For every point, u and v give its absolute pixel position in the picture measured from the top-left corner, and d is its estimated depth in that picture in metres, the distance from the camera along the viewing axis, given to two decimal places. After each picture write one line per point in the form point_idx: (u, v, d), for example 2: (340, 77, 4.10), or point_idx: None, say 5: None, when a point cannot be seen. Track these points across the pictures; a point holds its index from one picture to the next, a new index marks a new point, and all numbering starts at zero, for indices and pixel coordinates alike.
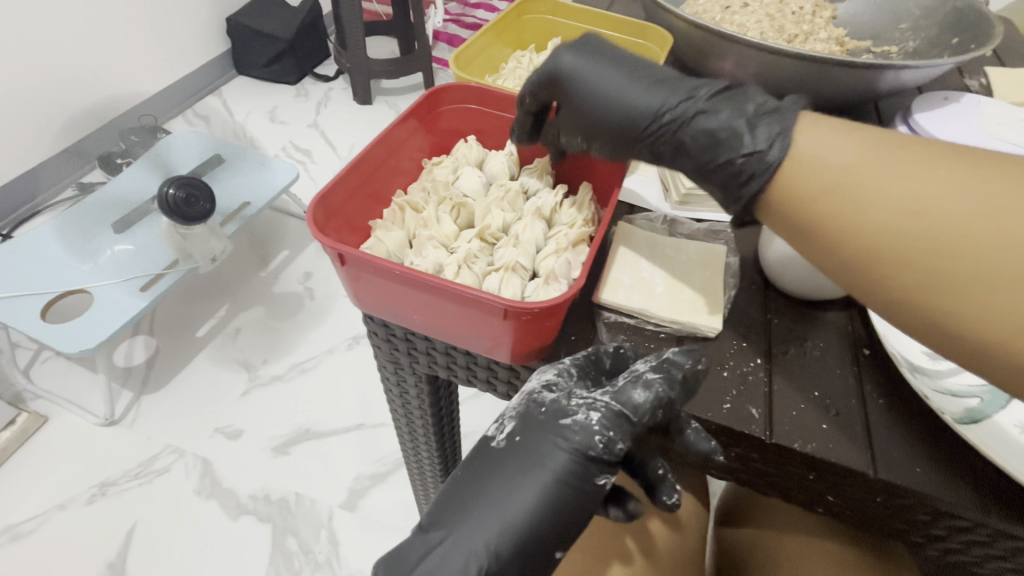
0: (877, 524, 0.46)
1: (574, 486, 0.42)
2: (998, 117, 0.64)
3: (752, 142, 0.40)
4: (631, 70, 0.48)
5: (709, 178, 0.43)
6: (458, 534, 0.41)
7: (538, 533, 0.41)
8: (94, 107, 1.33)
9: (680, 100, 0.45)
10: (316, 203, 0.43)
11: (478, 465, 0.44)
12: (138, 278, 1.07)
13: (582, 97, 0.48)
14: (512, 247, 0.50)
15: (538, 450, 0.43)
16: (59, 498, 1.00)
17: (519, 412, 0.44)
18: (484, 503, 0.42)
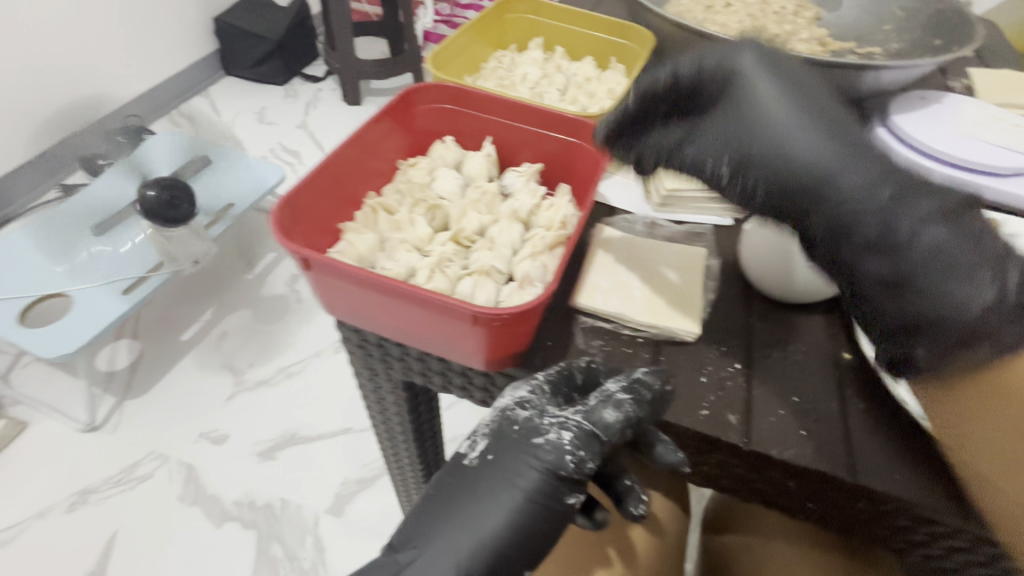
0: (862, 533, 0.45)
1: (545, 504, 0.42)
2: (975, 117, 0.66)
3: (993, 286, 0.32)
4: (834, 126, 0.39)
5: (901, 292, 0.35)
6: (427, 551, 0.41)
7: (508, 553, 0.41)
8: (79, 106, 1.30)
9: (905, 203, 0.35)
10: (282, 207, 0.43)
11: (450, 483, 0.44)
12: (120, 281, 1.05)
13: (762, 172, 0.40)
14: (487, 250, 0.48)
15: (510, 469, 0.43)
16: (40, 505, 0.98)
17: (492, 430, 0.44)
18: (455, 521, 0.42)
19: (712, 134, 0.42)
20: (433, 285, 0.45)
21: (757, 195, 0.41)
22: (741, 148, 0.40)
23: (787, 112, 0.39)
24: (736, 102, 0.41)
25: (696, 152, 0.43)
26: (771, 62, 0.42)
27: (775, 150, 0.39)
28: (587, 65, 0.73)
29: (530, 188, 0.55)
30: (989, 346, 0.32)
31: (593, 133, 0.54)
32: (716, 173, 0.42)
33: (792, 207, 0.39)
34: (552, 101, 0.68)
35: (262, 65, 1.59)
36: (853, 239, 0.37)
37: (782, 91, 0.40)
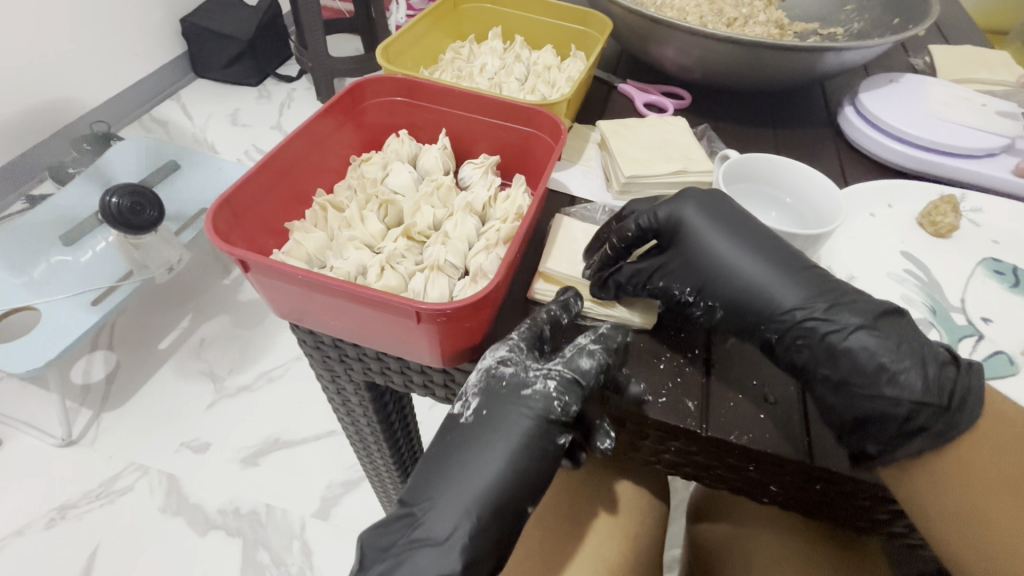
0: (822, 512, 0.45)
1: (540, 449, 0.42)
2: (943, 98, 0.65)
3: (919, 381, 0.40)
4: (770, 250, 0.46)
5: (846, 402, 0.42)
6: (436, 505, 0.42)
7: (513, 500, 0.42)
8: (45, 111, 1.25)
9: (819, 309, 0.43)
10: (218, 208, 0.42)
11: (448, 443, 0.44)
12: (89, 291, 1.02)
13: (725, 295, 0.46)
14: (440, 244, 0.48)
15: (503, 421, 0.43)
16: (17, 523, 0.96)
17: (481, 387, 0.44)
18: (456, 476, 0.42)
19: (677, 271, 0.47)
20: (384, 282, 0.44)
21: (721, 318, 0.46)
22: (704, 281, 0.46)
23: (733, 244, 0.46)
24: (690, 240, 0.47)
25: (666, 284, 0.47)
26: (712, 201, 0.48)
27: (732, 281, 0.45)
28: (547, 53, 0.72)
29: (487, 180, 0.54)
30: (923, 435, 0.40)
31: (547, 121, 0.53)
32: (681, 298, 0.47)
33: (755, 332, 0.45)
34: (510, 91, 0.67)
35: (233, 66, 1.56)
36: (801, 356, 0.43)
37: (725, 228, 0.47)
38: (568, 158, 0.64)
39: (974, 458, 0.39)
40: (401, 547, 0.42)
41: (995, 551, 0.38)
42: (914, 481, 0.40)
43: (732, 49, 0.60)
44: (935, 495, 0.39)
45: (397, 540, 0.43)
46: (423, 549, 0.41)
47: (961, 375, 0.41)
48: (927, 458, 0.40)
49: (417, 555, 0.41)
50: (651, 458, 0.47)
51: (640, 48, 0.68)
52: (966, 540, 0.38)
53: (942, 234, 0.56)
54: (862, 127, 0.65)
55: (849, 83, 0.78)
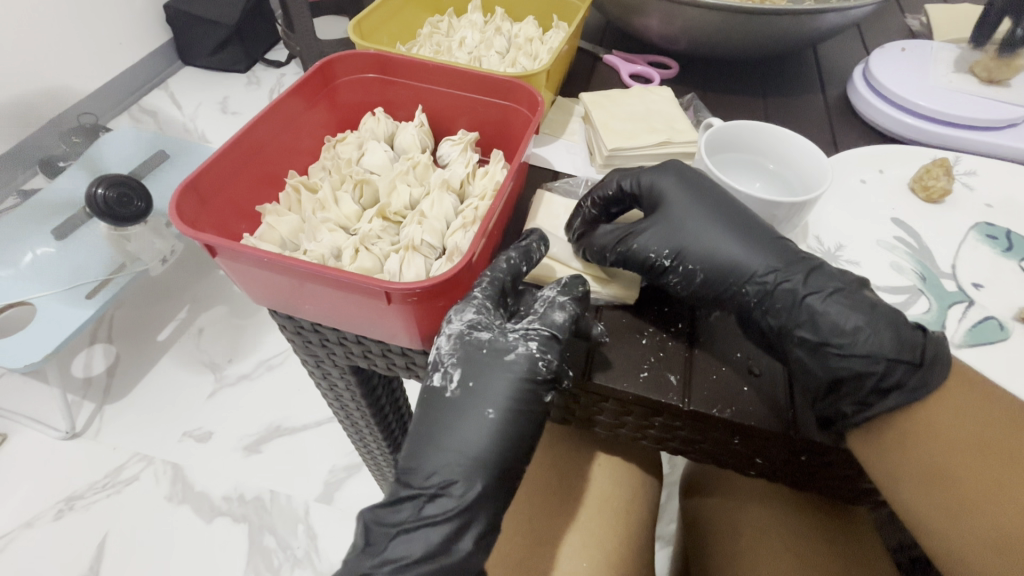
0: (809, 482, 0.45)
1: (528, 413, 0.42)
2: (953, 67, 0.63)
3: (891, 340, 0.40)
4: (743, 222, 0.45)
5: (822, 365, 0.41)
6: (442, 480, 0.42)
7: (506, 460, 0.42)
8: (30, 104, 1.23)
9: (788, 272, 0.43)
10: (182, 192, 0.40)
11: (432, 416, 0.43)
12: (82, 286, 1.01)
13: (700, 259, 0.44)
14: (417, 224, 0.46)
15: (492, 391, 0.42)
16: (25, 515, 0.97)
17: (458, 355, 0.42)
18: (450, 446, 0.42)
19: (653, 234, 0.45)
20: (359, 264, 0.44)
21: (699, 283, 0.44)
22: (683, 246, 0.45)
23: (710, 211, 0.45)
24: (669, 207, 0.46)
25: (642, 242, 0.45)
26: (689, 173, 0.47)
27: (708, 248, 0.44)
28: (528, 24, 0.69)
29: (466, 157, 0.52)
30: (897, 393, 0.39)
31: (523, 94, 0.51)
32: (656, 263, 0.44)
33: (730, 300, 0.44)
34: (490, 64, 0.65)
35: (220, 53, 1.52)
36: (776, 323, 0.43)
37: (702, 195, 0.46)
38: (550, 132, 0.62)
39: (938, 425, 0.38)
40: (412, 524, 0.42)
41: (960, 513, 0.37)
42: (885, 449, 0.39)
43: (709, 15, 0.58)
44: (907, 460, 0.38)
45: (406, 518, 0.43)
46: (435, 524, 0.41)
47: (929, 339, 0.40)
48: (896, 418, 0.39)
49: (429, 529, 0.42)
50: (637, 433, 0.47)
51: (623, 17, 0.66)
52: (937, 505, 0.38)
53: (934, 199, 0.55)
54: (872, 100, 0.62)
55: (849, 46, 0.75)
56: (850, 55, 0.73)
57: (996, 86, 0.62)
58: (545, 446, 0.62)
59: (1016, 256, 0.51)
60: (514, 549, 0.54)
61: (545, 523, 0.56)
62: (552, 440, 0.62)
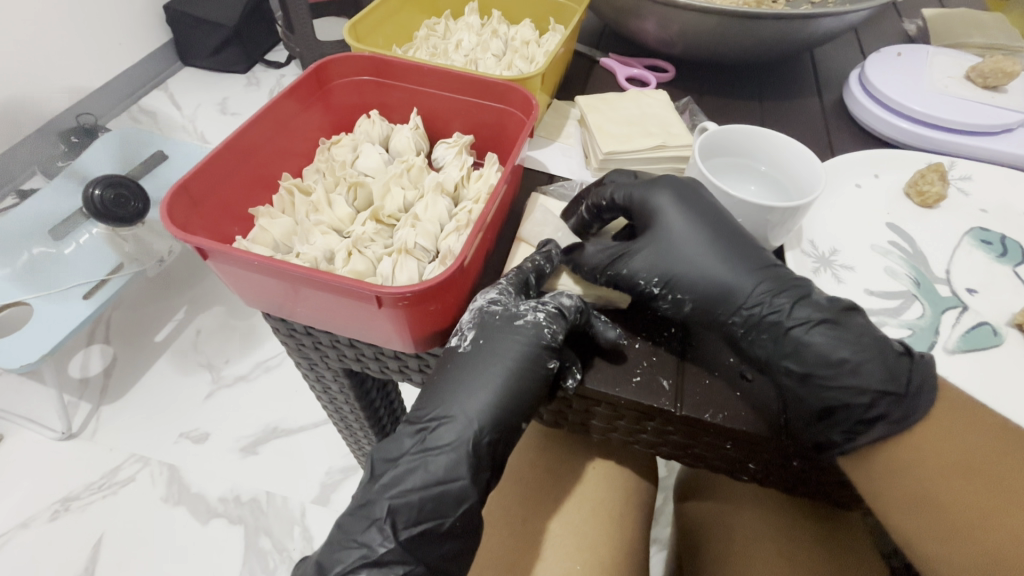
0: (800, 488, 0.45)
1: (530, 377, 0.41)
2: (948, 73, 0.63)
3: (879, 372, 0.40)
4: (736, 243, 0.44)
5: (812, 394, 0.41)
6: (445, 416, 0.41)
7: (512, 413, 0.41)
8: (29, 103, 1.23)
9: (774, 302, 0.42)
10: (173, 193, 0.40)
11: (444, 370, 0.43)
12: (79, 286, 1.01)
13: (688, 288, 0.44)
14: (410, 227, 0.46)
15: (500, 353, 0.42)
16: (21, 516, 0.97)
17: (476, 322, 0.43)
18: (456, 396, 0.42)
19: (646, 257, 0.45)
20: (351, 268, 0.43)
21: (694, 309, 0.44)
22: (674, 273, 0.44)
23: (702, 237, 0.44)
24: (661, 230, 0.45)
25: (636, 265, 0.44)
26: (685, 192, 0.46)
27: (699, 275, 0.44)
28: (525, 27, 0.69)
29: (460, 160, 0.52)
30: (883, 423, 0.40)
31: (518, 97, 0.51)
32: (646, 290, 0.44)
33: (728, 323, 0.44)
34: (486, 67, 0.65)
35: (220, 54, 1.52)
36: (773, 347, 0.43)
37: (695, 217, 0.45)
38: (545, 135, 0.62)
39: (926, 448, 0.39)
40: (412, 455, 0.42)
41: (952, 535, 0.37)
42: (873, 471, 0.40)
43: (707, 19, 0.58)
44: (891, 485, 0.39)
45: (406, 449, 0.42)
46: (436, 454, 0.41)
47: (917, 366, 0.40)
48: (885, 448, 0.40)
49: (429, 462, 0.41)
50: (628, 438, 0.47)
51: (620, 21, 0.66)
52: (931, 530, 0.38)
53: (928, 204, 0.55)
54: (868, 105, 0.62)
55: (847, 51, 0.75)
56: (848, 60, 0.74)
57: (990, 92, 0.62)
58: (540, 449, 0.61)
59: (1009, 262, 0.51)
60: (506, 552, 0.53)
61: (538, 526, 0.56)
62: (547, 442, 0.62)
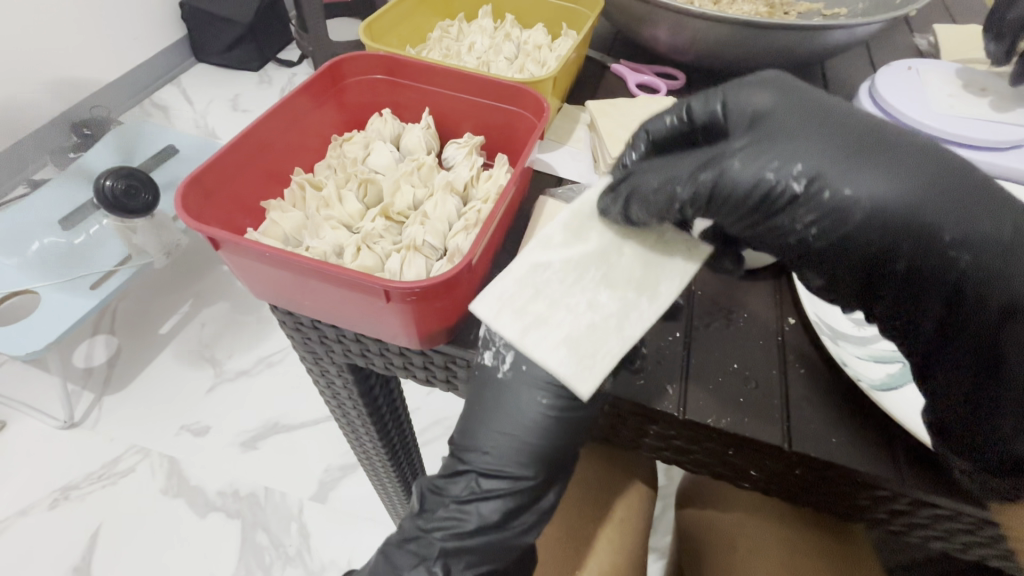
0: (805, 497, 0.44)
1: (574, 403, 0.43)
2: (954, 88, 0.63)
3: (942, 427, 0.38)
4: (875, 144, 0.35)
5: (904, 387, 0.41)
6: (495, 453, 0.43)
7: (547, 444, 0.43)
8: (41, 94, 1.25)
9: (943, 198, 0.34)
10: (189, 184, 0.41)
11: (486, 398, 0.44)
12: (86, 276, 1.02)
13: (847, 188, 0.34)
14: (419, 225, 0.47)
15: (541, 381, 0.42)
16: (22, 503, 0.97)
17: (513, 340, 0.43)
18: (502, 428, 0.43)
19: (745, 159, 0.36)
20: (360, 262, 0.44)
21: (815, 241, 0.35)
22: (819, 168, 0.34)
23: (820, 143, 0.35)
24: (772, 131, 0.37)
25: (731, 174, 0.36)
26: (785, 87, 0.39)
27: (847, 178, 0.34)
28: (538, 32, 0.70)
29: (470, 160, 0.53)
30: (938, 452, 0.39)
31: (529, 99, 0.51)
32: (789, 189, 0.35)
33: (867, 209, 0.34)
34: (498, 70, 0.65)
35: (233, 50, 1.54)
36: (929, 259, 0.34)
37: (802, 125, 0.36)
38: (555, 138, 0.62)
39: None
40: (469, 494, 0.45)
41: None
42: None
43: (717, 28, 0.59)
44: None
45: (461, 489, 0.45)
46: (490, 497, 0.44)
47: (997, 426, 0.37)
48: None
49: (485, 502, 0.44)
50: (631, 442, 0.46)
51: (632, 28, 0.67)
52: None
53: None
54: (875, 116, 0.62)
55: (857, 65, 0.76)
56: (859, 74, 0.74)
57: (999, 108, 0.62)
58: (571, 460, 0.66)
59: None
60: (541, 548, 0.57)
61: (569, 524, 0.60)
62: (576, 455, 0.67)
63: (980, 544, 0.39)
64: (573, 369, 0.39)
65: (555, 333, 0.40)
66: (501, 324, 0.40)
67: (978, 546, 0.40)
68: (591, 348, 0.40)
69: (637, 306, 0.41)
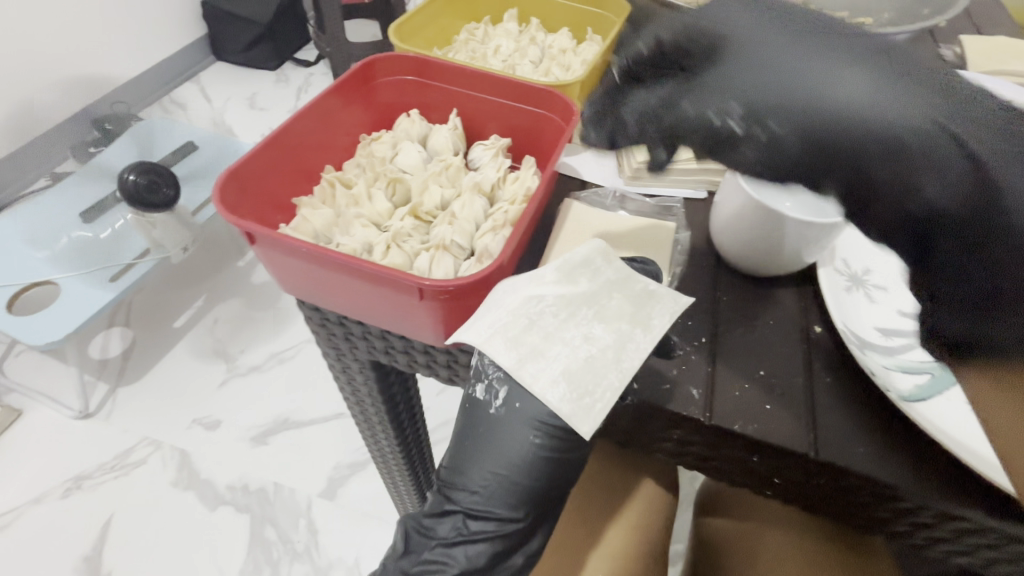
0: (827, 507, 0.44)
1: (563, 444, 0.41)
2: None
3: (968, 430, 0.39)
4: (844, 47, 0.33)
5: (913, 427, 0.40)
6: (483, 496, 0.42)
7: (538, 483, 0.42)
8: (65, 89, 1.27)
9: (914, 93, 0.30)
10: (226, 179, 0.42)
11: (477, 436, 0.42)
12: (106, 269, 1.04)
13: (778, 102, 0.32)
14: (447, 224, 0.47)
15: (532, 423, 0.40)
16: (36, 490, 0.99)
17: (505, 375, 0.40)
18: (490, 469, 0.42)
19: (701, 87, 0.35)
20: (389, 261, 0.44)
21: (756, 157, 0.34)
22: (754, 91, 0.33)
23: (782, 54, 0.33)
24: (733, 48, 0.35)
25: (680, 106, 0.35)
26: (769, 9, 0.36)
27: (785, 91, 0.32)
28: (563, 36, 0.70)
29: (497, 162, 0.53)
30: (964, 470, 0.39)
31: (557, 103, 0.52)
32: (725, 128, 0.34)
33: (807, 129, 0.32)
34: (523, 73, 0.66)
35: (252, 50, 1.55)
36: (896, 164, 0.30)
37: (774, 39, 0.34)
38: (579, 142, 0.62)
39: None
40: (456, 537, 0.43)
41: None
42: None
43: None
44: None
45: (447, 531, 0.44)
46: (477, 540, 0.43)
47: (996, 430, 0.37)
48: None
49: (470, 546, 0.43)
50: (653, 447, 0.46)
51: None
52: None
53: None
54: None
55: None
56: None
57: None
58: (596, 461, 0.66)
59: None
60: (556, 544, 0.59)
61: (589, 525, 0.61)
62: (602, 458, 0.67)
63: (1005, 561, 0.39)
64: (570, 406, 0.38)
65: (552, 367, 0.39)
66: (494, 349, 0.38)
67: (1002, 562, 0.39)
68: (591, 380, 0.38)
69: (633, 338, 0.39)
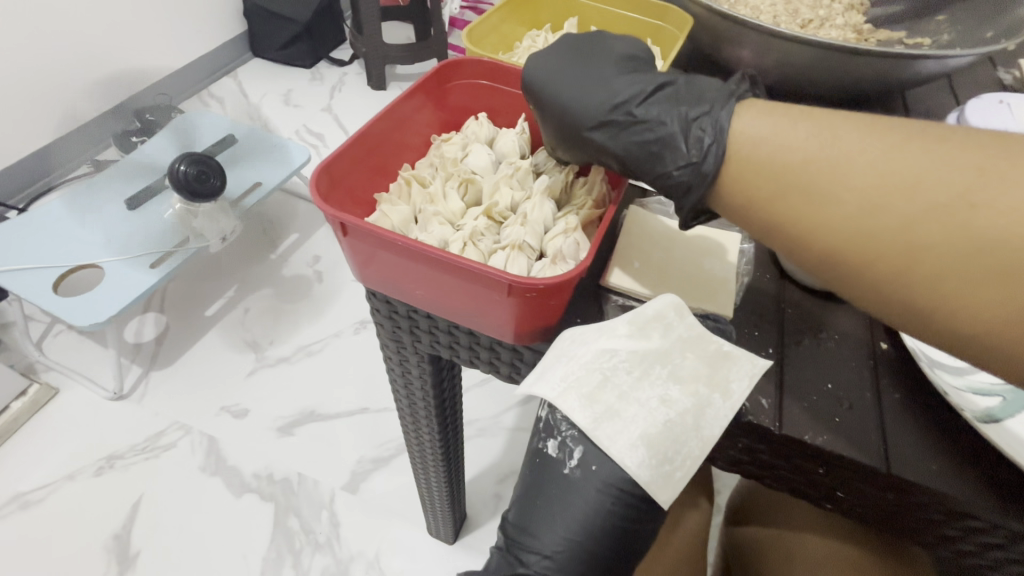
0: (889, 522, 0.44)
1: (633, 510, 0.42)
2: None
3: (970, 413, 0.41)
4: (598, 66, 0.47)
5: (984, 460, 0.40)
6: (555, 559, 0.44)
7: (606, 547, 0.44)
8: (111, 79, 1.31)
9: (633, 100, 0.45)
10: (318, 174, 0.44)
11: (551, 496, 0.44)
12: (149, 255, 1.06)
13: (554, 106, 0.47)
14: (519, 226, 0.48)
15: (605, 489, 0.42)
16: (68, 468, 1.01)
17: (580, 433, 0.42)
18: (562, 531, 0.43)
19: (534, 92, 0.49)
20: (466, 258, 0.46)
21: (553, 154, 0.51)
22: (545, 92, 0.47)
23: (564, 68, 0.47)
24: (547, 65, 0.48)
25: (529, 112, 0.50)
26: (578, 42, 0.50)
27: (558, 95, 0.46)
28: None
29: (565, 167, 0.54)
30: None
31: None
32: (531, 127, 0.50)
33: (565, 126, 0.47)
34: None
35: (288, 48, 1.59)
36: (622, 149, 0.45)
37: (565, 59, 0.48)
38: None
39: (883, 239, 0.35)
40: None
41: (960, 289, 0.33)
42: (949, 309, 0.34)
43: (810, 51, 0.59)
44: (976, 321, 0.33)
45: None
46: None
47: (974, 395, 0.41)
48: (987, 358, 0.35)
49: None
50: (713, 453, 0.47)
51: (714, 47, 0.68)
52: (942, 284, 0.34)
53: None
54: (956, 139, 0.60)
55: (930, 95, 0.75)
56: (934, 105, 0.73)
57: None
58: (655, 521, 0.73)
59: None
60: None
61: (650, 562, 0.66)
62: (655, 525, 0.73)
63: None
64: (650, 472, 0.39)
65: (630, 430, 0.40)
66: (570, 405, 0.40)
67: None
68: (671, 449, 0.40)
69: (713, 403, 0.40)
